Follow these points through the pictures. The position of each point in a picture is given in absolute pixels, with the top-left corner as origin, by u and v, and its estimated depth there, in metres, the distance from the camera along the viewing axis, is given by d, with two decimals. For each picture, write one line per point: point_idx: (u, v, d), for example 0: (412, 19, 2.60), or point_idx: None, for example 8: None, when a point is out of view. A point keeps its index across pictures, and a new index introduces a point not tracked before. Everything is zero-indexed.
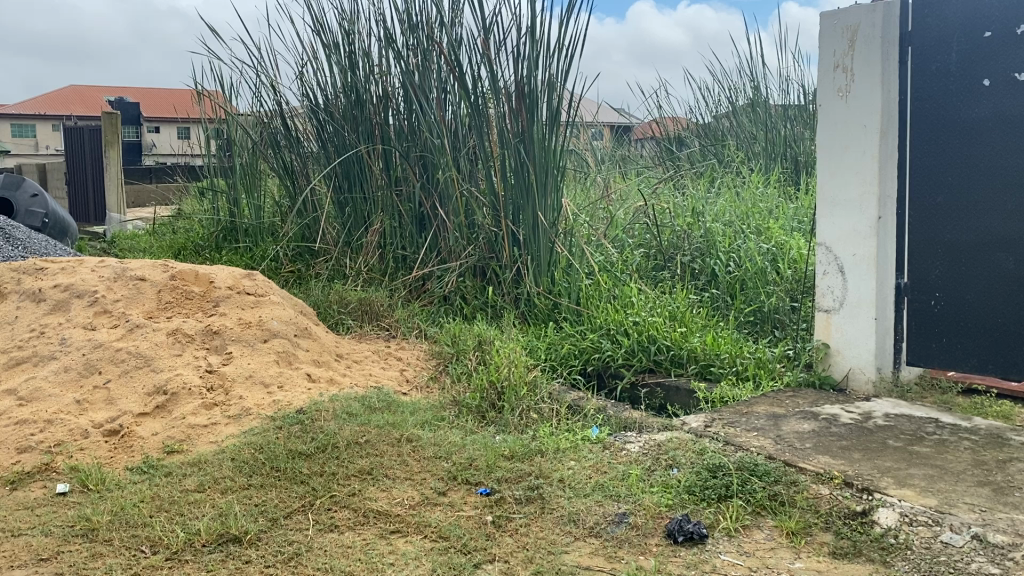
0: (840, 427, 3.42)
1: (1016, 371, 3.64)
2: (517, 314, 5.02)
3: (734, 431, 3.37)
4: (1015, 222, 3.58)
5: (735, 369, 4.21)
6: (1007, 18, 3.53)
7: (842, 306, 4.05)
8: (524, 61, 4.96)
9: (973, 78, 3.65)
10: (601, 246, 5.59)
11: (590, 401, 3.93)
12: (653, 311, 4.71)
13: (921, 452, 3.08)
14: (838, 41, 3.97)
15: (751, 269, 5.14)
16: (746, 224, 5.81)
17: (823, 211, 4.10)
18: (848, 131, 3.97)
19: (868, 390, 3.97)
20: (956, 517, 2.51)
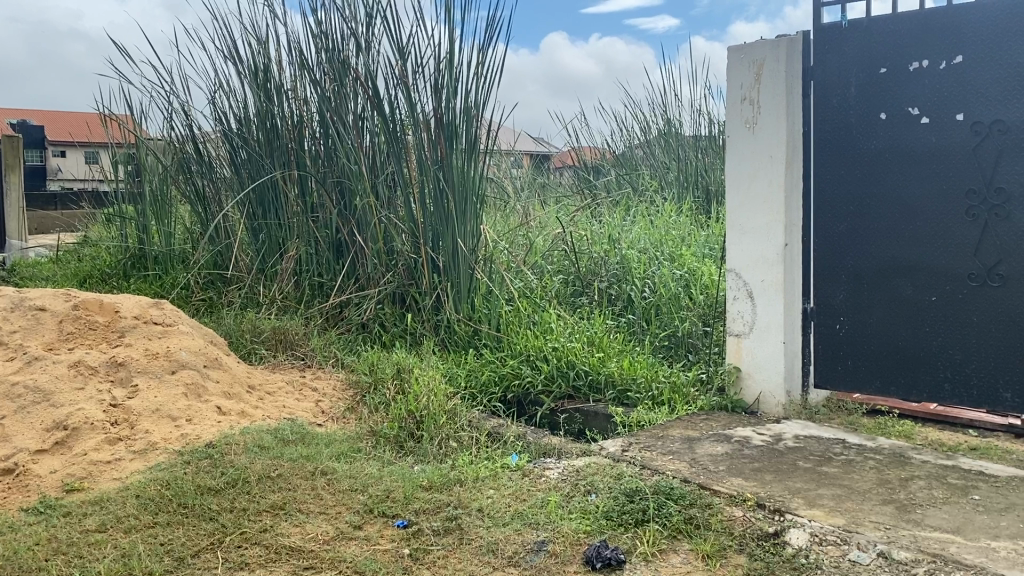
0: (752, 449, 3.50)
1: (915, 392, 3.78)
2: (436, 341, 4.98)
3: (650, 455, 3.42)
4: (911, 250, 3.74)
5: (651, 395, 4.26)
6: (900, 55, 3.70)
7: (752, 330, 4.16)
8: (443, 89, 4.96)
9: (870, 112, 3.81)
10: (520, 272, 5.61)
11: (510, 428, 3.92)
12: (572, 336, 4.76)
13: (830, 472, 3.17)
14: (745, 74, 4.07)
15: (665, 295, 5.23)
16: (659, 251, 5.92)
17: (732, 238, 4.20)
18: (756, 161, 4.06)
19: (779, 413, 4.08)
20: (863, 536, 2.58)
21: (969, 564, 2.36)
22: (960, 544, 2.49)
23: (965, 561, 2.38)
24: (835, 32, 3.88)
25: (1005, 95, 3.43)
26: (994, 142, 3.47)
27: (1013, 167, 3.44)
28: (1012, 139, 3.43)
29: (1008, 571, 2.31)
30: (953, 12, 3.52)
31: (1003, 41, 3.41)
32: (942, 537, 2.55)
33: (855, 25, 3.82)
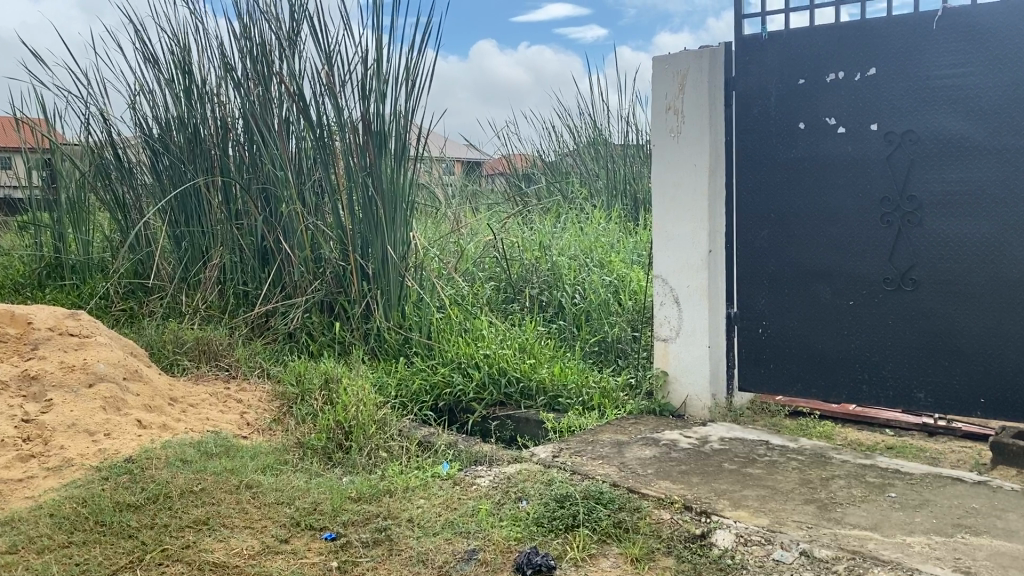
0: (679, 452, 3.55)
1: (835, 394, 3.91)
2: (365, 349, 4.93)
3: (581, 460, 3.44)
4: (829, 256, 3.86)
5: (581, 400, 4.33)
6: (817, 67, 3.82)
7: (678, 335, 4.22)
8: (371, 96, 4.90)
9: (789, 121, 3.92)
10: (451, 279, 5.59)
11: (441, 436, 3.89)
12: (503, 343, 4.76)
13: (754, 473, 3.24)
14: (670, 84, 4.14)
15: (595, 301, 5.28)
16: (589, 258, 5.97)
17: (659, 245, 4.26)
18: (680, 169, 4.14)
19: (704, 415, 4.16)
20: (786, 535, 2.64)
21: (886, 560, 2.44)
22: (878, 540, 2.57)
23: (882, 557, 2.46)
24: (756, 44, 3.98)
25: (916, 106, 3.56)
26: (905, 151, 3.61)
27: (924, 176, 3.57)
28: (922, 149, 3.56)
29: (923, 566, 2.40)
30: (867, 25, 3.65)
31: (913, 54, 3.54)
32: (861, 534, 2.63)
33: (775, 37, 3.92)
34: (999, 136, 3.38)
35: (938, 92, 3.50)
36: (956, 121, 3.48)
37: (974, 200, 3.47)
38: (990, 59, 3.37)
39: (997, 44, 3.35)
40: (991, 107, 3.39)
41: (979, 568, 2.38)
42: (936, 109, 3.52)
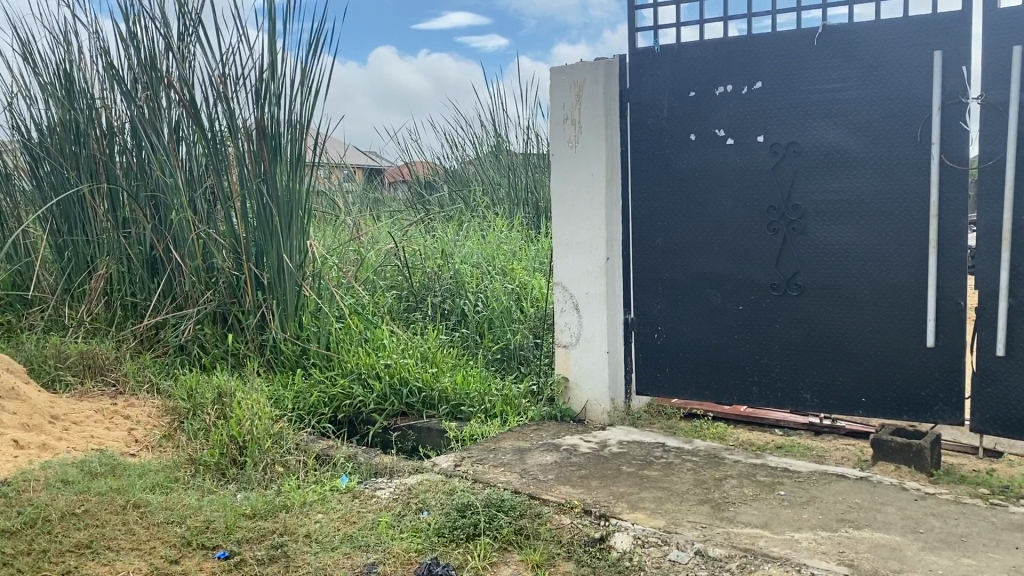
0: (579, 456, 3.60)
1: (726, 396, 4.03)
2: (261, 362, 4.81)
3: (482, 469, 3.44)
4: (720, 263, 3.99)
5: (484, 407, 4.32)
6: (706, 81, 3.94)
7: (578, 340, 4.31)
8: (265, 101, 4.79)
9: (681, 132, 4.03)
10: (351, 288, 5.51)
11: (340, 449, 3.82)
12: (404, 352, 4.71)
13: (651, 475, 3.31)
14: (566, 95, 4.22)
15: (497, 309, 5.29)
16: (491, 265, 5.98)
17: (558, 252, 4.34)
18: (578, 178, 4.23)
19: (604, 420, 4.24)
20: (681, 536, 2.70)
21: (776, 556, 2.53)
22: (768, 538, 2.67)
23: (772, 553, 2.55)
24: (648, 57, 4.08)
25: (800, 119, 3.72)
26: (790, 162, 3.76)
27: (808, 185, 3.73)
28: (805, 160, 3.72)
29: (809, 560, 2.49)
30: (753, 42, 3.79)
31: (796, 69, 3.70)
32: (752, 532, 2.72)
33: (666, 50, 4.03)
34: (876, 148, 3.56)
35: (819, 106, 3.67)
36: (836, 134, 3.64)
37: (853, 209, 3.64)
38: (866, 74, 3.55)
39: (872, 61, 3.53)
40: (868, 121, 3.56)
41: (861, 560, 2.49)
42: (817, 122, 3.68)
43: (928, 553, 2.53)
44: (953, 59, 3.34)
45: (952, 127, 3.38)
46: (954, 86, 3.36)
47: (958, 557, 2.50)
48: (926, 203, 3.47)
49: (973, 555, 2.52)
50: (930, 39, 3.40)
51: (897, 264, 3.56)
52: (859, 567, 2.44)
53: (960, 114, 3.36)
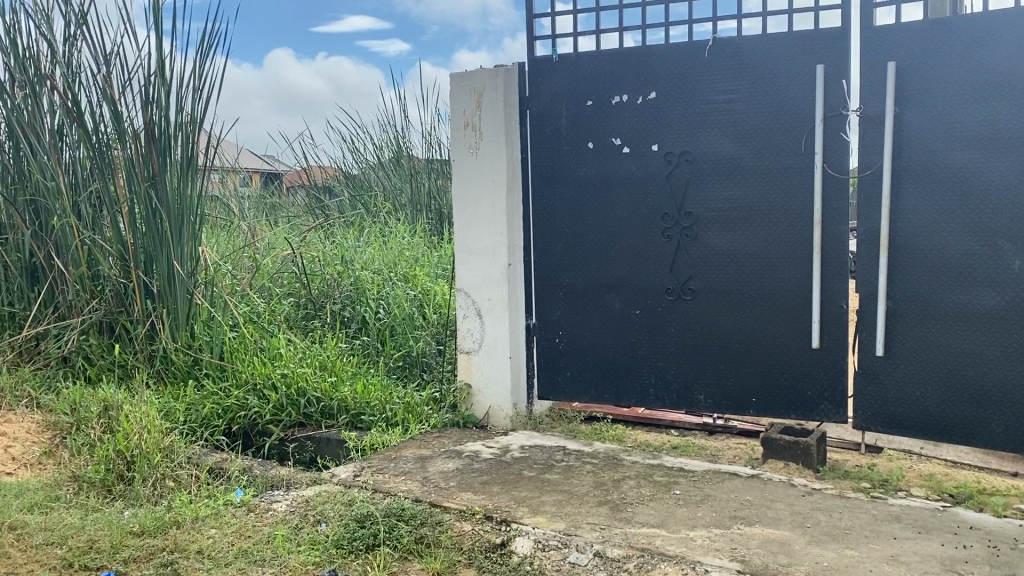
0: (481, 462, 3.60)
1: (625, 398, 4.11)
2: (150, 373, 4.64)
3: (382, 478, 3.40)
4: (618, 268, 4.06)
5: (385, 416, 4.28)
6: (603, 90, 4.01)
7: (480, 347, 4.31)
8: (153, 102, 4.62)
9: (579, 140, 4.09)
10: (246, 296, 5.37)
11: (234, 462, 3.71)
12: (303, 360, 4.63)
13: (552, 479, 3.34)
14: (466, 101, 4.23)
15: (399, 315, 5.24)
16: (393, 272, 5.91)
17: (460, 258, 4.34)
18: (479, 185, 4.24)
19: (506, 425, 4.26)
20: (581, 538, 2.73)
21: (672, 555, 2.59)
22: (664, 537, 2.73)
23: (668, 552, 2.61)
24: (546, 65, 4.12)
25: (692, 129, 3.83)
26: (683, 170, 3.86)
27: (700, 193, 3.84)
28: (697, 169, 3.83)
29: (704, 557, 2.56)
30: (647, 53, 3.89)
31: (688, 80, 3.81)
32: (649, 532, 2.77)
33: (564, 59, 4.08)
34: (763, 158, 3.70)
35: (710, 116, 3.79)
36: (727, 143, 3.77)
37: (743, 216, 3.77)
38: (754, 87, 3.68)
39: (760, 73, 3.66)
40: (757, 131, 3.70)
41: (752, 556, 2.57)
42: (708, 132, 3.80)
43: (814, 546, 2.64)
44: (834, 73, 3.50)
45: (834, 138, 3.54)
46: (836, 99, 3.52)
47: (841, 549, 2.62)
48: (810, 211, 3.63)
49: (856, 546, 2.64)
50: (813, 54, 3.55)
51: (784, 269, 3.71)
52: (750, 563, 2.52)
53: (841, 126, 3.52)
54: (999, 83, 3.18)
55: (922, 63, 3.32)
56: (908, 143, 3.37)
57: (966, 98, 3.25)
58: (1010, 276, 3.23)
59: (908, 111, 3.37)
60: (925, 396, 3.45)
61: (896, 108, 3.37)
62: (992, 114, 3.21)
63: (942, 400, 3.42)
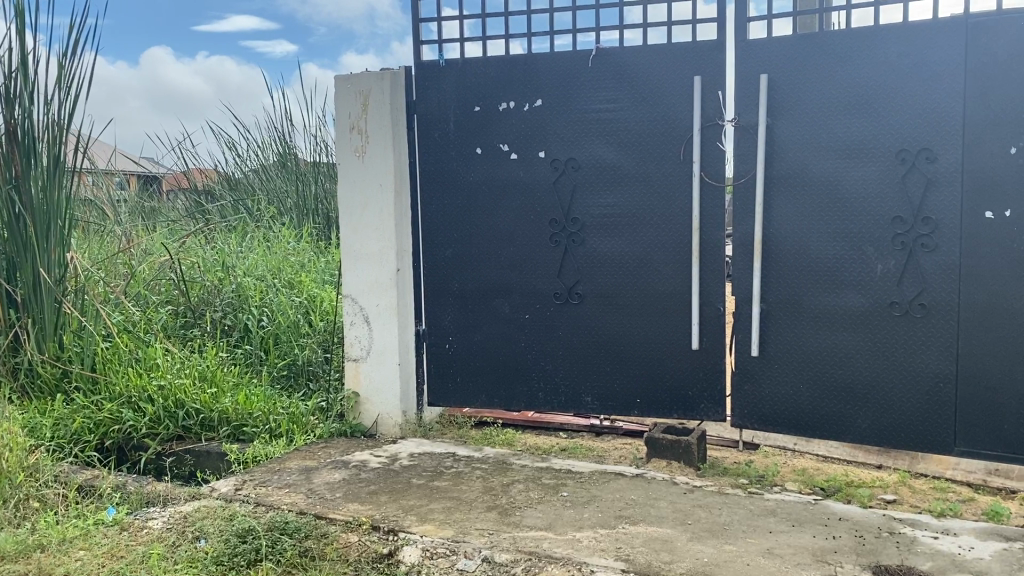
0: (368, 472, 3.55)
1: (515, 403, 4.14)
2: (14, 387, 4.40)
3: (265, 491, 3.31)
4: (507, 273, 4.09)
5: (268, 427, 4.17)
6: (490, 96, 4.03)
7: (368, 354, 4.25)
8: (16, 100, 4.34)
9: (467, 146, 4.09)
10: (120, 305, 5.12)
11: (106, 479, 3.54)
12: (180, 371, 4.43)
13: (440, 486, 3.32)
14: (353, 104, 4.17)
15: (284, 323, 5.10)
16: (277, 278, 5.75)
17: (347, 264, 4.27)
18: (366, 189, 4.19)
19: (395, 433, 4.22)
20: (469, 544, 2.73)
21: (558, 557, 2.62)
22: (551, 539, 2.76)
23: (555, 555, 2.63)
24: (433, 70, 4.11)
25: (577, 137, 3.89)
26: (569, 177, 3.92)
27: (585, 200, 3.91)
28: (583, 176, 3.90)
29: (589, 558, 2.60)
30: (533, 60, 3.93)
31: (573, 89, 3.88)
32: (537, 535, 2.79)
33: (451, 65, 4.08)
34: (646, 165, 3.80)
35: (594, 125, 3.86)
36: (610, 151, 3.85)
37: (626, 222, 3.85)
38: (635, 96, 3.77)
39: (640, 83, 3.76)
40: (638, 139, 3.79)
41: (636, 554, 2.63)
42: (593, 140, 3.87)
43: (695, 542, 2.72)
44: (710, 84, 3.63)
45: (710, 147, 3.67)
46: (712, 109, 3.65)
47: (721, 544, 2.71)
48: (690, 217, 3.74)
49: (734, 541, 2.74)
50: (691, 65, 3.67)
51: (666, 274, 3.81)
52: (634, 561, 2.58)
53: (717, 135, 3.66)
54: (860, 96, 3.36)
55: (791, 77, 3.48)
56: (780, 153, 3.53)
57: (832, 110, 3.42)
58: (873, 279, 3.41)
59: (779, 122, 3.53)
60: (797, 394, 3.62)
61: (768, 119, 3.53)
62: (856, 125, 3.38)
63: (813, 397, 3.59)
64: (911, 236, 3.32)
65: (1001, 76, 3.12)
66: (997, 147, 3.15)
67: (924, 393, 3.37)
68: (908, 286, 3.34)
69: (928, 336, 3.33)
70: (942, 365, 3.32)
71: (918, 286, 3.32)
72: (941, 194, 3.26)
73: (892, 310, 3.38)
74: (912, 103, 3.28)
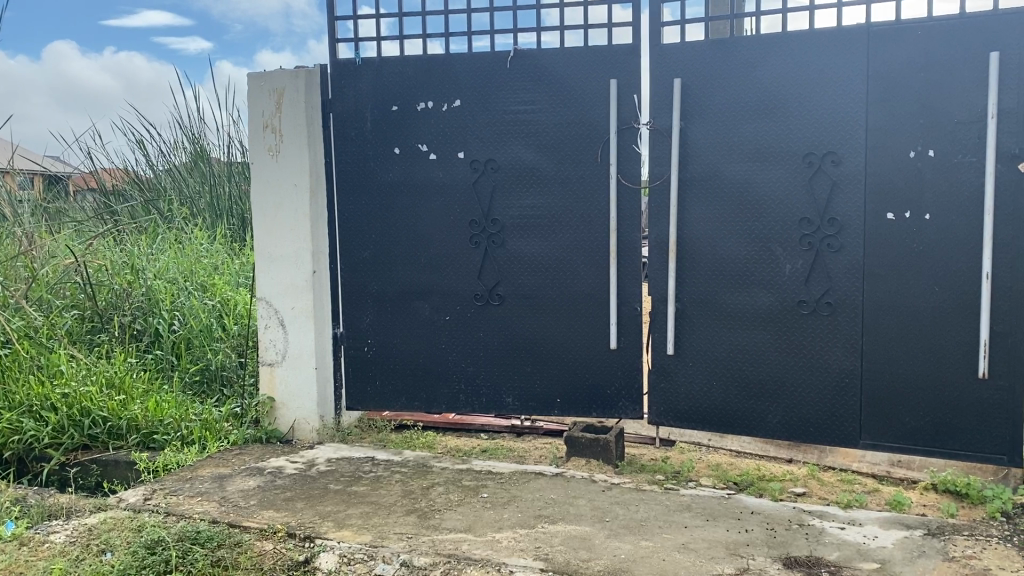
0: (284, 478, 3.48)
1: (435, 405, 4.12)
2: None
3: (176, 500, 3.21)
4: (426, 274, 4.06)
5: (180, 434, 4.06)
6: (408, 96, 4.00)
7: (284, 358, 4.17)
8: None
9: (384, 146, 4.05)
10: (20, 309, 4.85)
11: (5, 492, 3.38)
12: (86, 379, 4.29)
13: (359, 491, 3.28)
14: (266, 102, 4.09)
15: (196, 327, 4.96)
16: (189, 281, 5.58)
17: (261, 266, 4.18)
18: (281, 189, 4.11)
19: (312, 438, 4.16)
20: (387, 549, 2.70)
21: (477, 558, 2.61)
22: (470, 541, 2.75)
23: (474, 556, 2.63)
24: (349, 69, 4.06)
25: (495, 138, 3.90)
26: (488, 178, 3.92)
27: (503, 201, 3.92)
28: (502, 176, 3.91)
29: (508, 559, 2.60)
30: (450, 60, 3.91)
31: (491, 89, 3.88)
32: (456, 537, 2.79)
33: (367, 64, 4.03)
34: (563, 167, 3.83)
35: (512, 126, 3.87)
36: (529, 152, 3.86)
37: (544, 223, 3.88)
38: (553, 98, 3.80)
39: (557, 85, 3.79)
40: (556, 141, 3.82)
41: (554, 553, 2.65)
42: (511, 141, 3.88)
43: (613, 539, 2.76)
44: (626, 88, 3.69)
45: (626, 149, 3.73)
46: (628, 112, 3.71)
47: (637, 540, 2.75)
48: (606, 218, 3.79)
49: (650, 537, 2.78)
50: (607, 69, 3.72)
51: (585, 274, 3.85)
52: (553, 560, 2.59)
53: (633, 138, 3.71)
54: (768, 101, 3.46)
55: (704, 81, 3.57)
56: (693, 156, 3.61)
57: (742, 113, 3.51)
58: (781, 279, 3.51)
59: (692, 126, 3.60)
60: (711, 391, 3.70)
61: (681, 123, 3.61)
62: (764, 129, 3.48)
63: (726, 394, 3.67)
64: (817, 236, 3.43)
65: (900, 82, 3.25)
66: (896, 150, 3.27)
67: (831, 388, 3.49)
68: (815, 285, 3.45)
69: (834, 333, 3.45)
70: (847, 362, 3.44)
71: (824, 285, 3.44)
72: (845, 195, 3.38)
73: (800, 308, 3.49)
74: (817, 107, 3.39)
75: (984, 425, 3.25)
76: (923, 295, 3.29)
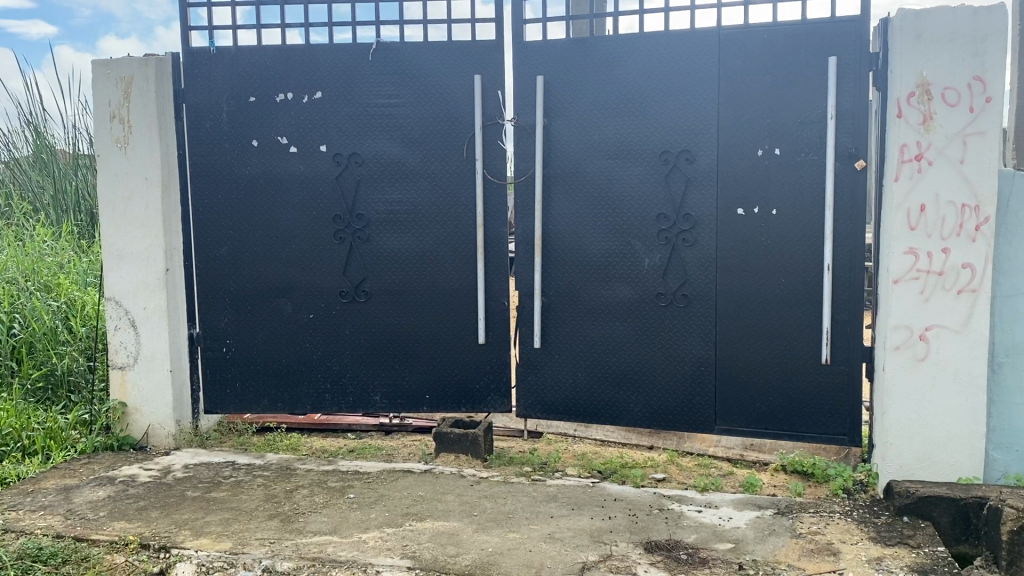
0: (137, 487, 3.31)
1: (299, 405, 4.02)
2: None
3: (15, 515, 3.00)
4: (289, 271, 3.95)
5: (20, 445, 3.85)
6: (266, 86, 3.87)
7: (136, 361, 3.97)
8: None
9: (241, 138, 3.91)
10: None
11: None
12: None
13: (218, 497, 3.16)
14: (113, 91, 3.87)
15: (40, 330, 4.62)
16: (31, 281, 5.19)
17: (109, 264, 3.96)
18: (130, 183, 3.91)
19: (168, 444, 3.98)
20: (248, 555, 2.62)
21: (343, 560, 2.57)
22: (335, 543, 2.70)
23: (339, 558, 2.59)
24: (203, 58, 3.90)
25: (359, 131, 3.84)
26: (351, 172, 3.86)
27: (368, 196, 3.86)
28: (366, 171, 3.85)
29: (375, 558, 2.58)
30: (310, 50, 3.82)
31: (354, 81, 3.81)
32: (321, 540, 2.73)
33: (222, 52, 3.88)
34: (429, 162, 3.81)
35: (376, 119, 3.82)
36: (394, 147, 3.82)
37: (411, 218, 3.85)
38: (417, 93, 3.78)
39: (421, 78, 3.77)
40: (421, 135, 3.80)
41: (422, 550, 2.64)
42: (375, 135, 3.83)
43: (481, 533, 2.77)
44: (490, 83, 3.71)
45: (491, 145, 3.75)
46: (492, 108, 3.73)
47: (505, 533, 2.78)
48: (473, 214, 3.80)
49: (517, 529, 2.82)
50: (471, 64, 3.73)
51: (451, 269, 3.84)
52: (420, 558, 2.58)
53: (497, 134, 3.75)
54: (627, 100, 3.56)
55: (565, 79, 3.63)
56: (556, 152, 3.68)
57: (603, 111, 3.60)
58: (640, 272, 3.62)
59: (555, 122, 3.67)
60: (576, 382, 3.78)
61: (545, 120, 3.67)
62: (624, 127, 3.58)
63: (589, 385, 3.76)
64: (673, 231, 3.55)
65: (748, 84, 3.41)
66: (745, 149, 3.43)
67: (688, 376, 3.62)
68: (672, 278, 3.58)
69: (690, 324, 3.59)
70: (702, 351, 3.59)
71: (681, 278, 3.57)
72: (699, 192, 3.51)
73: (658, 301, 3.61)
74: (673, 106, 3.51)
75: (827, 408, 3.46)
76: (771, 286, 3.46)
